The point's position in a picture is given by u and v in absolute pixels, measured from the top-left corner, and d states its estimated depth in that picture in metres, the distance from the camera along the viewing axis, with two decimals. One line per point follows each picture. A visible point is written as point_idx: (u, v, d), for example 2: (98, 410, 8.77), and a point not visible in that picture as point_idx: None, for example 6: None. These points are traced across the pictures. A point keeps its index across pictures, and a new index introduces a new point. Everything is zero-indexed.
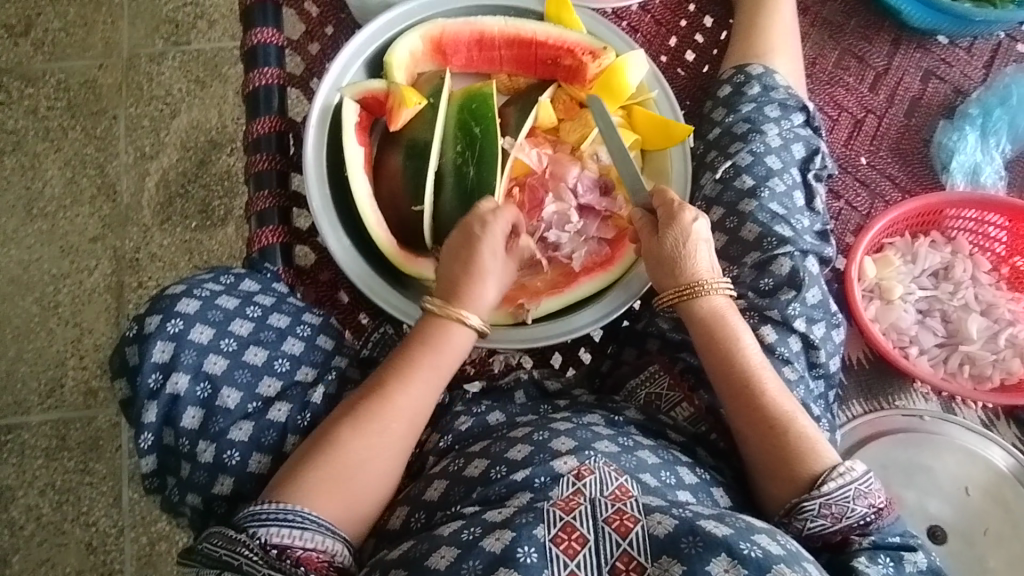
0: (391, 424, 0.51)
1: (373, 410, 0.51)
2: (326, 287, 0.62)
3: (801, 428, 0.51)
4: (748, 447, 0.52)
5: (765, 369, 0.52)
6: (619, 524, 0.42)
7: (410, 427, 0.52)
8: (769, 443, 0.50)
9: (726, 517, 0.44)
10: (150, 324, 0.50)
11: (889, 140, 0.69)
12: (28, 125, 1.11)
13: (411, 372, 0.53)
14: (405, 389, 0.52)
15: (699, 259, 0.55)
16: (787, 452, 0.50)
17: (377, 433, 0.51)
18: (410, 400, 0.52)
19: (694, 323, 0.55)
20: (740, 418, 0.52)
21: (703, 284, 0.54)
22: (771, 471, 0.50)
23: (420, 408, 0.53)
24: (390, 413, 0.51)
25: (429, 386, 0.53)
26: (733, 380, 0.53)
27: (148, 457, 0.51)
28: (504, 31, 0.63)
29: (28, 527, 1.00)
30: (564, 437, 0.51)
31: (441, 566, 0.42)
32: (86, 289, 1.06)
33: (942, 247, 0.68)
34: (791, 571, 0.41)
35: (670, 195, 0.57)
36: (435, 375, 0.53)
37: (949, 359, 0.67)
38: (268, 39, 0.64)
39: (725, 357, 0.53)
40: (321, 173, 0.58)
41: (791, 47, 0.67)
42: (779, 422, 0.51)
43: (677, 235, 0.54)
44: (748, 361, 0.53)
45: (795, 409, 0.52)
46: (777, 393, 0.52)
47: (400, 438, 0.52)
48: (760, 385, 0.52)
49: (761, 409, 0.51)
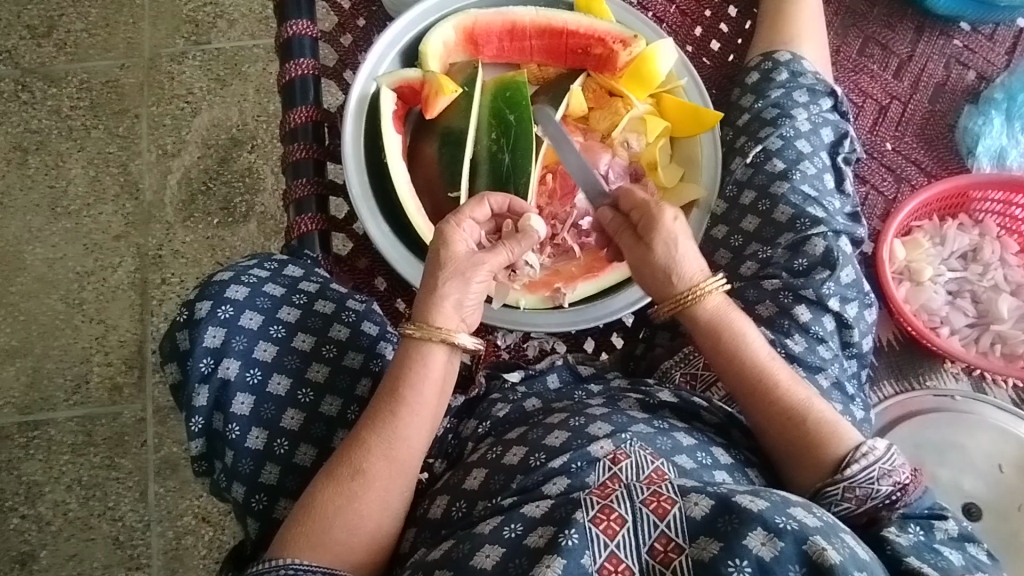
0: (377, 461, 0.47)
1: (357, 448, 0.48)
2: (363, 274, 0.64)
3: (819, 416, 0.49)
4: (768, 441, 0.50)
5: (773, 362, 0.51)
6: (656, 506, 0.38)
7: (400, 464, 0.48)
8: (788, 433, 0.49)
9: (760, 491, 0.39)
10: (201, 310, 0.51)
11: (914, 125, 0.72)
12: (52, 125, 1.10)
13: (393, 408, 0.48)
14: (389, 425, 0.48)
15: (686, 260, 0.53)
16: (808, 441, 0.48)
17: (364, 472, 0.47)
18: (395, 436, 0.48)
19: (697, 329, 0.52)
20: (757, 415, 0.50)
21: (698, 285, 0.52)
22: (794, 460, 0.48)
23: (408, 443, 0.48)
24: (375, 450, 0.47)
25: (413, 421, 0.48)
26: (743, 377, 0.51)
27: (197, 440, 0.52)
28: (536, 21, 0.64)
29: (55, 522, 0.98)
30: (600, 422, 0.47)
31: (487, 567, 0.39)
32: (111, 286, 1.05)
33: (970, 229, 0.72)
34: (829, 544, 0.35)
35: (639, 194, 0.55)
36: (420, 408, 0.49)
37: (981, 338, 0.70)
38: (303, 32, 0.66)
39: (731, 359, 0.51)
40: (360, 163, 0.59)
41: (817, 33, 0.69)
42: (794, 412, 0.49)
43: (660, 236, 0.52)
44: (754, 355, 0.51)
45: (810, 396, 0.50)
46: (790, 382, 0.50)
47: (391, 474, 0.48)
48: (773, 378, 0.50)
49: (775, 403, 0.50)
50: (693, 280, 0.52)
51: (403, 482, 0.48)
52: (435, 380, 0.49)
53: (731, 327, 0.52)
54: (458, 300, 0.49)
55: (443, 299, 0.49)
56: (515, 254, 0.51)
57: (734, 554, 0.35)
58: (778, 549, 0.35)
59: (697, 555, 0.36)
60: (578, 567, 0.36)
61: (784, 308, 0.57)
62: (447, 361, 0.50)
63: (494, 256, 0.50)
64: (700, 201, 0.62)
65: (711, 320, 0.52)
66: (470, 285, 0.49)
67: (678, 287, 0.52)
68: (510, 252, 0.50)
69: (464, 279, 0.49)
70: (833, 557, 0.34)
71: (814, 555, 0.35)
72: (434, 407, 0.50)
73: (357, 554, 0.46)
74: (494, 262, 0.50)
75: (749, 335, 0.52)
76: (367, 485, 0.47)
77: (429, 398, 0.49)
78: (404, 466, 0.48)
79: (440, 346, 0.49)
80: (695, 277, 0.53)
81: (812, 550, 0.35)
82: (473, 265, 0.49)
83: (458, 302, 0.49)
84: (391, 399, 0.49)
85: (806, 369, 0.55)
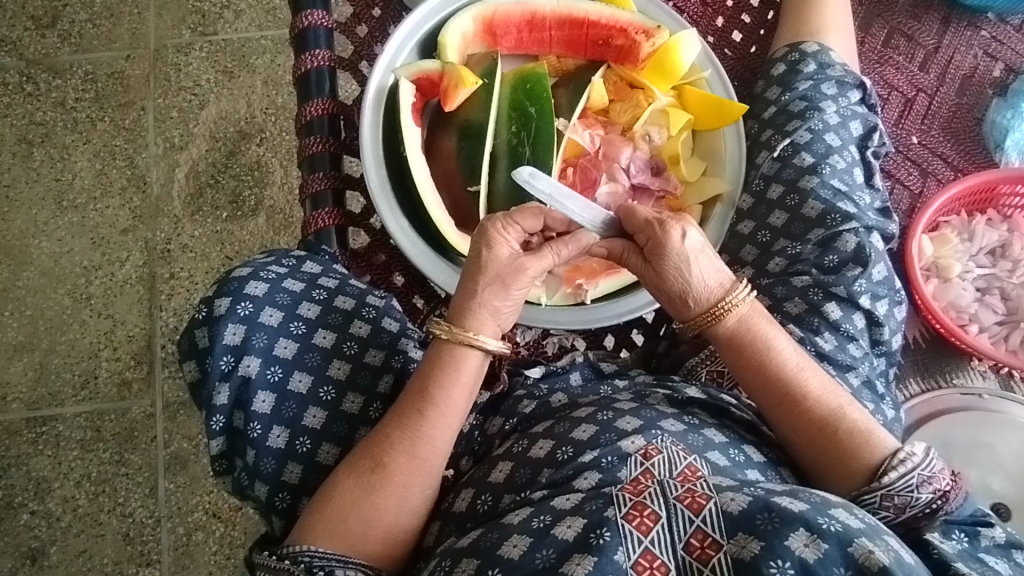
0: (400, 458, 0.47)
1: (381, 443, 0.47)
2: (380, 269, 0.63)
3: (852, 425, 0.48)
4: (796, 451, 0.50)
5: (803, 371, 0.50)
6: (690, 502, 0.37)
7: (423, 462, 0.47)
8: (819, 445, 0.48)
9: (799, 492, 0.38)
10: (221, 307, 0.51)
11: (940, 119, 0.72)
12: (57, 117, 1.09)
13: (420, 406, 0.47)
14: (415, 422, 0.47)
15: (701, 279, 0.49)
16: (841, 451, 0.47)
17: (387, 467, 0.46)
18: (420, 434, 0.47)
19: (720, 345, 0.51)
20: (786, 427, 0.49)
21: (718, 305, 0.49)
22: (826, 469, 0.48)
23: (433, 442, 0.47)
24: (400, 446, 0.47)
25: (439, 421, 0.47)
26: (771, 390, 0.50)
27: (217, 439, 0.51)
28: (556, 11, 0.62)
29: (64, 519, 0.97)
30: (629, 417, 0.46)
31: (514, 557, 0.37)
32: (118, 280, 1.04)
33: (999, 225, 0.72)
34: (874, 545, 0.34)
35: (640, 215, 0.49)
36: (447, 409, 0.48)
37: (1010, 336, 0.71)
38: (318, 22, 0.64)
39: (757, 374, 0.50)
40: (379, 157, 0.58)
41: (843, 23, 0.68)
42: (826, 423, 0.48)
43: (669, 260, 0.48)
44: (782, 367, 0.50)
45: (842, 404, 0.49)
46: (820, 391, 0.49)
47: (414, 472, 0.47)
48: (802, 389, 0.49)
49: (805, 414, 0.49)
50: (712, 298, 0.49)
51: (425, 481, 0.47)
52: (465, 382, 0.48)
53: (753, 340, 0.50)
54: (494, 307, 0.48)
55: (479, 305, 0.48)
56: (560, 260, 0.49)
57: (775, 555, 0.34)
58: (822, 551, 0.34)
59: (736, 553, 0.35)
60: (611, 563, 0.35)
61: (813, 306, 0.56)
62: (479, 364, 0.49)
63: (538, 262, 0.48)
64: (724, 196, 0.61)
65: (734, 336, 0.50)
66: (508, 293, 0.48)
67: (697, 309, 0.50)
68: (555, 258, 0.48)
69: (502, 286, 0.48)
70: (881, 559, 0.33)
71: (860, 558, 0.33)
72: (462, 409, 0.48)
73: (373, 547, 0.46)
74: (536, 268, 0.48)
75: (776, 346, 0.50)
76: (388, 480, 0.46)
77: (458, 400, 0.48)
78: (427, 465, 0.47)
79: (472, 350, 0.48)
80: (714, 295, 0.49)
81: (857, 552, 0.33)
82: (513, 272, 0.48)
83: (494, 310, 0.48)
84: (418, 397, 0.48)
85: (835, 367, 0.54)
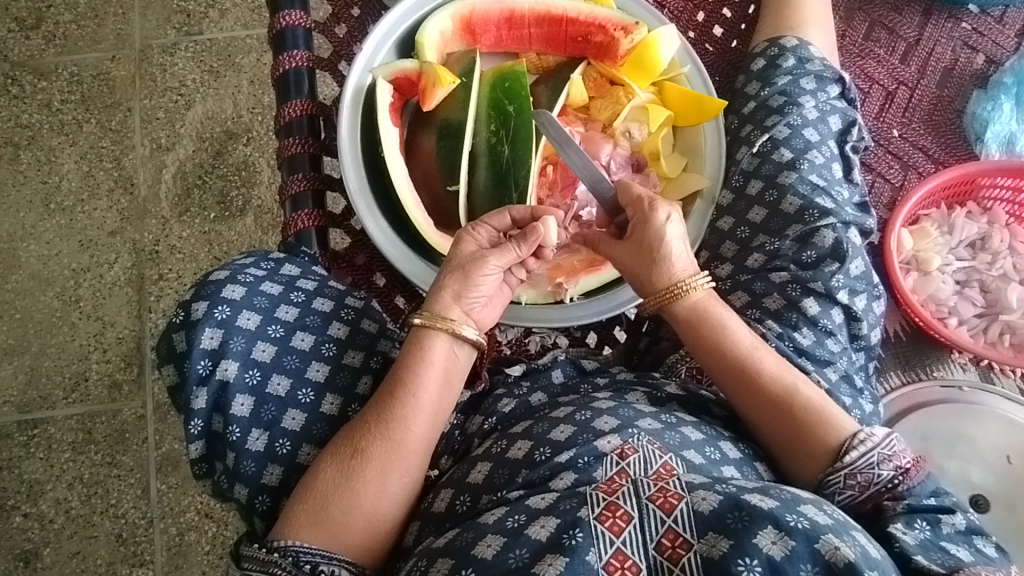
0: (377, 442, 0.47)
1: (359, 427, 0.48)
2: (361, 270, 0.63)
3: (805, 401, 0.49)
4: (760, 432, 0.50)
5: (759, 348, 0.51)
6: (662, 502, 0.37)
7: (400, 447, 0.47)
8: (778, 421, 0.48)
9: (770, 490, 0.38)
10: (198, 311, 0.51)
11: (921, 112, 0.72)
12: (43, 119, 1.08)
13: (394, 389, 0.48)
14: (389, 407, 0.48)
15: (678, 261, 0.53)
16: (799, 429, 0.48)
17: (364, 452, 0.47)
18: (394, 418, 0.47)
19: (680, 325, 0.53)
20: (746, 407, 0.50)
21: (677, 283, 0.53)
22: (787, 450, 0.48)
23: (408, 426, 0.48)
24: (376, 430, 0.47)
25: (413, 404, 0.48)
26: (730, 368, 0.51)
27: (197, 443, 0.51)
28: (535, 9, 0.62)
29: (58, 520, 0.98)
30: (607, 416, 0.46)
31: (488, 556, 0.37)
32: (107, 282, 1.04)
33: (978, 217, 0.73)
34: (841, 541, 0.34)
35: (634, 191, 0.54)
36: (420, 392, 0.48)
37: (989, 329, 0.71)
38: (296, 22, 0.64)
39: (714, 356, 0.51)
40: (356, 157, 0.57)
41: (823, 19, 0.68)
42: (780, 397, 0.49)
43: (652, 234, 0.53)
44: (738, 344, 0.51)
45: (796, 380, 0.50)
46: (775, 367, 0.50)
47: (390, 456, 0.47)
48: (757, 365, 0.50)
49: (761, 392, 0.49)
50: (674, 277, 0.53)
51: (403, 467, 0.47)
52: (436, 366, 0.49)
53: (710, 326, 0.52)
54: (456, 291, 0.51)
55: (444, 290, 0.51)
56: (522, 253, 0.52)
57: (743, 553, 0.34)
58: (789, 548, 0.34)
59: (706, 552, 0.35)
60: (582, 564, 0.35)
61: (792, 301, 0.56)
62: (450, 349, 0.50)
63: (500, 256, 0.51)
64: (703, 192, 0.61)
65: (690, 316, 0.52)
66: (472, 282, 0.51)
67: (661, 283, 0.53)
68: (517, 249, 0.51)
69: (465, 276, 0.51)
70: (848, 555, 0.33)
71: (827, 554, 0.34)
72: (437, 395, 0.49)
73: (354, 538, 0.46)
74: (500, 260, 0.51)
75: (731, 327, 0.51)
76: (365, 465, 0.47)
77: (430, 383, 0.49)
78: (405, 449, 0.47)
79: (442, 336, 0.50)
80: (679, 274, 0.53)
81: (824, 549, 0.34)
82: (476, 261, 0.51)
83: (458, 295, 0.51)
84: (392, 382, 0.49)
85: (814, 363, 0.55)
